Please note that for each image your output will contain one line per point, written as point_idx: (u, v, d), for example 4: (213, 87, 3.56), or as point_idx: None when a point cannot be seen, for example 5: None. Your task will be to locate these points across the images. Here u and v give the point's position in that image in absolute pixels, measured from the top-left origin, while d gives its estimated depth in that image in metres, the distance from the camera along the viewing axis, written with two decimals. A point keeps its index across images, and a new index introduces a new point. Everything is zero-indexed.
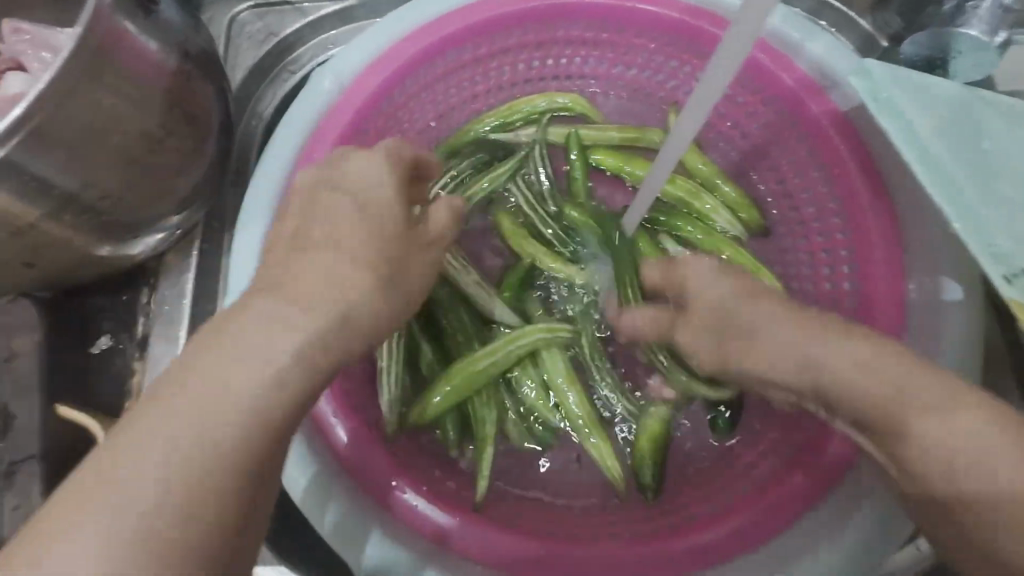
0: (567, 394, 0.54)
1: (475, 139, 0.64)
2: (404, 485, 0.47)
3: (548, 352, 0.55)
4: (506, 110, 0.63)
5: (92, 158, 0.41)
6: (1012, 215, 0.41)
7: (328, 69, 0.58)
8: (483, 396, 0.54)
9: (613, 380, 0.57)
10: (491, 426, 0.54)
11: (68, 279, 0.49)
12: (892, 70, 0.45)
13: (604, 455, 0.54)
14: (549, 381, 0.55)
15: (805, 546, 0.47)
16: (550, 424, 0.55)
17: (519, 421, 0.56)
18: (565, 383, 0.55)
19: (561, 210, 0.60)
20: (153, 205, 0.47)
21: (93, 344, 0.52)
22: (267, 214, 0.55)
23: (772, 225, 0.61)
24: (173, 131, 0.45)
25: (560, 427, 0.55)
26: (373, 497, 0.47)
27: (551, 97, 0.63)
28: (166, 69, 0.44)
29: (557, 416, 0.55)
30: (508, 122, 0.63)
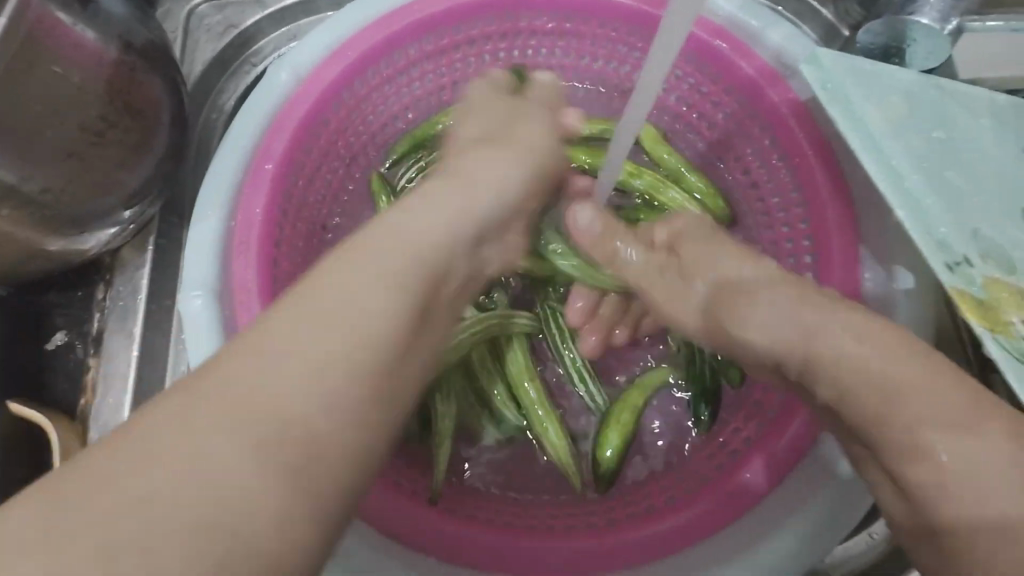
0: (526, 388, 0.54)
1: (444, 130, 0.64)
2: None
3: (509, 345, 0.55)
4: (472, 102, 0.63)
5: (29, 149, 0.41)
6: (957, 203, 0.41)
7: (285, 61, 0.58)
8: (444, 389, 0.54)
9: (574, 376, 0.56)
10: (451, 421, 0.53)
11: (18, 274, 0.49)
12: (842, 59, 0.45)
13: (556, 452, 0.53)
14: (509, 373, 0.55)
15: (762, 534, 0.47)
16: (512, 419, 0.54)
17: (480, 416, 0.55)
18: (524, 377, 0.54)
19: None
20: (99, 198, 0.47)
21: (48, 341, 0.52)
22: (222, 207, 0.54)
23: (739, 215, 0.60)
24: (116, 123, 0.45)
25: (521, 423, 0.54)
26: None
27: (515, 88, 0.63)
28: (106, 60, 0.44)
29: (518, 413, 0.54)
30: None
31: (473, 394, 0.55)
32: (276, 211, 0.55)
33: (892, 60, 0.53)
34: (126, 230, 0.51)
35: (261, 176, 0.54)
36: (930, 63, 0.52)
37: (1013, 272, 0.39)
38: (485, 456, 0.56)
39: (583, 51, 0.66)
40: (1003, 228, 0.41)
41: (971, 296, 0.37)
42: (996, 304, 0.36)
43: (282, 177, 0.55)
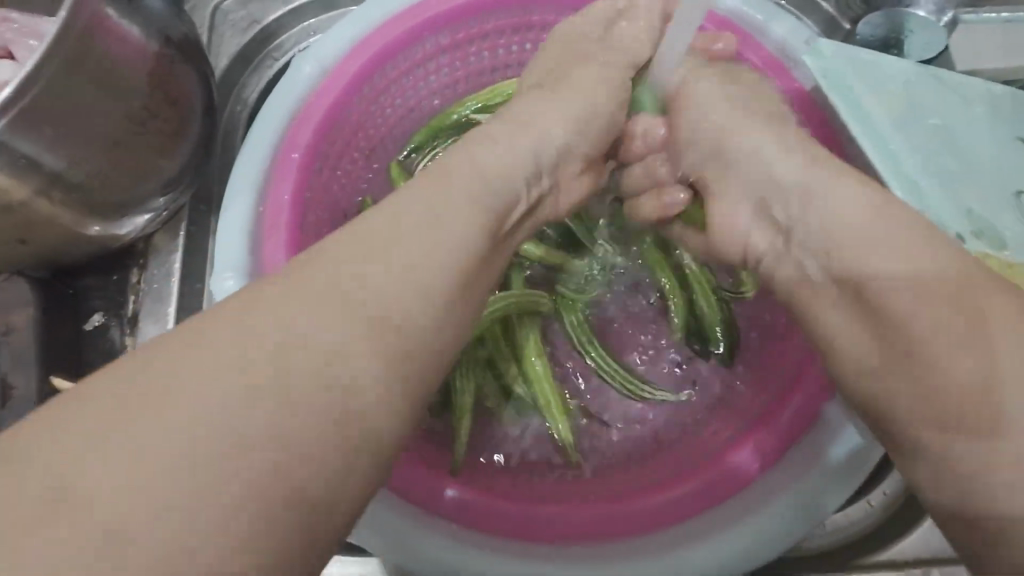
0: (535, 367, 0.57)
1: (455, 122, 0.66)
2: (439, 484, 0.50)
3: (523, 327, 0.58)
4: (486, 92, 0.66)
5: (79, 138, 0.44)
6: (952, 185, 0.44)
7: (308, 54, 0.60)
8: (461, 367, 0.57)
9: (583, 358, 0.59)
10: (469, 397, 0.56)
11: (60, 257, 0.51)
12: (843, 50, 0.47)
13: (559, 431, 0.56)
14: (522, 353, 0.58)
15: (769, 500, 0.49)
16: (524, 398, 0.57)
17: (494, 394, 0.58)
18: (535, 356, 0.57)
19: None
20: (137, 186, 0.49)
21: (87, 321, 0.55)
22: (250, 194, 0.57)
23: None
24: (156, 113, 0.48)
25: (533, 401, 0.57)
26: (406, 500, 0.49)
27: None
28: (148, 54, 0.46)
29: (529, 392, 0.57)
30: (488, 103, 0.66)
31: (489, 372, 0.58)
32: (302, 198, 0.58)
33: (891, 50, 0.55)
34: (158, 216, 0.54)
35: (288, 165, 0.57)
36: (926, 54, 0.55)
37: (1003, 249, 0.41)
38: (502, 432, 0.58)
39: None
40: (993, 208, 0.44)
41: None
42: None
43: (308, 166, 0.58)
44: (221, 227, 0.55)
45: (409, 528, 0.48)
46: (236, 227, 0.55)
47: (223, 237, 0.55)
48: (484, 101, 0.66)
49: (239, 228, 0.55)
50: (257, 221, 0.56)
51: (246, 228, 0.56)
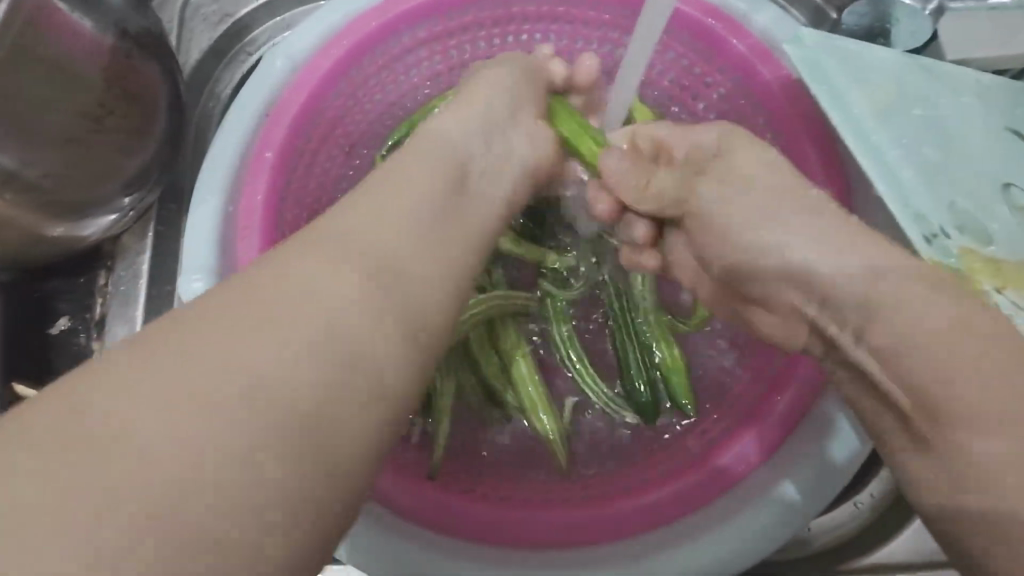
0: (520, 369, 0.55)
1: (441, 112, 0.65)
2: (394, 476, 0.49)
3: (506, 331, 0.56)
4: None
5: (31, 136, 0.42)
6: (937, 177, 0.42)
7: (280, 50, 0.59)
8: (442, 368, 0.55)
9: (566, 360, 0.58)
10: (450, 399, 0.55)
11: (22, 260, 0.50)
12: (824, 39, 0.46)
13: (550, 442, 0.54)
14: (504, 352, 0.56)
15: (750, 500, 0.48)
16: (506, 398, 0.56)
17: (475, 395, 0.56)
18: (518, 355, 0.56)
19: None
20: (97, 185, 0.48)
21: (53, 325, 0.53)
22: (221, 191, 0.55)
23: None
24: (114, 109, 0.47)
25: (514, 403, 0.56)
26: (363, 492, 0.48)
27: None
28: (103, 48, 0.45)
29: (511, 393, 0.56)
30: None
31: (471, 371, 0.56)
32: (276, 197, 0.56)
33: (876, 39, 0.54)
34: (125, 216, 0.53)
35: (261, 163, 0.56)
36: (911, 42, 0.54)
37: (989, 244, 0.40)
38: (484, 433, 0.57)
39: (578, 34, 0.67)
40: (980, 203, 0.42)
41: (947, 266, 0.37)
42: (971, 275, 0.37)
43: (281, 164, 0.56)
44: (191, 226, 0.54)
45: (377, 531, 0.47)
46: (208, 227, 0.54)
47: (192, 235, 0.54)
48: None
49: (210, 228, 0.54)
50: (229, 221, 0.55)
51: (217, 229, 0.54)
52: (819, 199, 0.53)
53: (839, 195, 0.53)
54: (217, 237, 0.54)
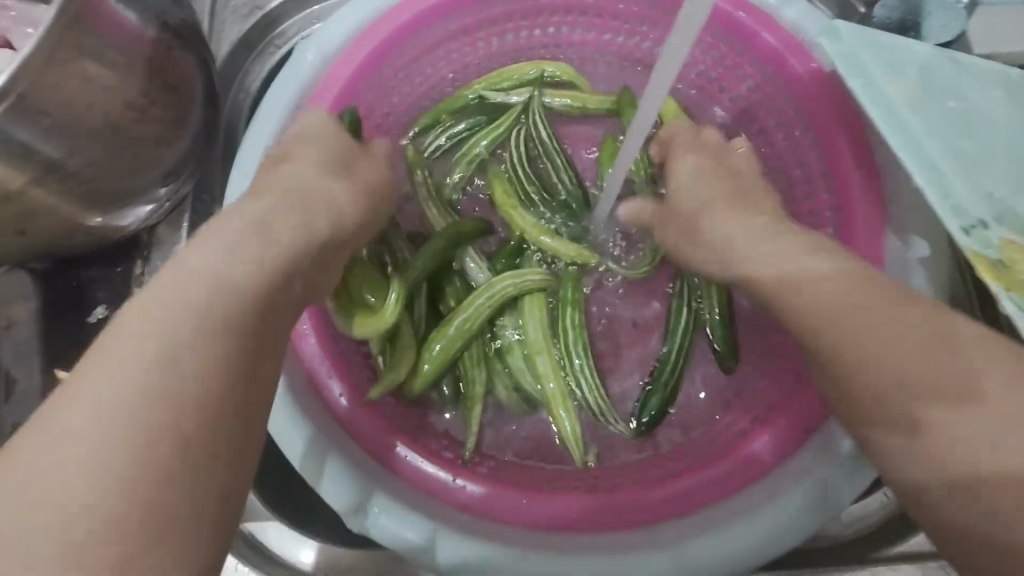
0: (538, 364, 0.56)
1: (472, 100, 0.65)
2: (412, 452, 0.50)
3: (531, 324, 0.57)
4: (495, 75, 0.64)
5: (79, 125, 0.43)
6: (973, 171, 0.42)
7: (311, 43, 0.59)
8: (472, 357, 0.56)
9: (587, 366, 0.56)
10: (480, 387, 0.56)
11: (61, 249, 0.51)
12: (859, 31, 0.46)
13: (570, 443, 0.54)
14: (526, 344, 0.57)
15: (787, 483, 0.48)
16: (533, 392, 0.56)
17: (504, 388, 0.57)
18: (538, 349, 0.56)
19: (561, 180, 0.62)
20: (137, 176, 0.49)
21: (90, 314, 0.54)
22: (255, 184, 0.55)
23: None
24: (155, 100, 0.47)
25: (539, 398, 0.56)
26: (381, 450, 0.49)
27: (540, 63, 0.64)
28: (145, 39, 0.46)
29: (535, 387, 0.56)
30: (497, 85, 0.64)
31: (499, 361, 0.57)
32: None
33: (908, 32, 0.54)
34: (160, 207, 0.54)
35: None
36: (942, 36, 0.53)
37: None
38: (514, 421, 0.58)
39: (606, 26, 0.67)
40: (1013, 194, 0.43)
41: (988, 258, 0.38)
42: (1011, 266, 0.38)
43: None
44: None
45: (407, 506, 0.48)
46: None
47: None
48: (493, 83, 0.64)
49: None
50: None
51: None
52: (850, 192, 0.54)
53: (872, 188, 0.53)
54: None
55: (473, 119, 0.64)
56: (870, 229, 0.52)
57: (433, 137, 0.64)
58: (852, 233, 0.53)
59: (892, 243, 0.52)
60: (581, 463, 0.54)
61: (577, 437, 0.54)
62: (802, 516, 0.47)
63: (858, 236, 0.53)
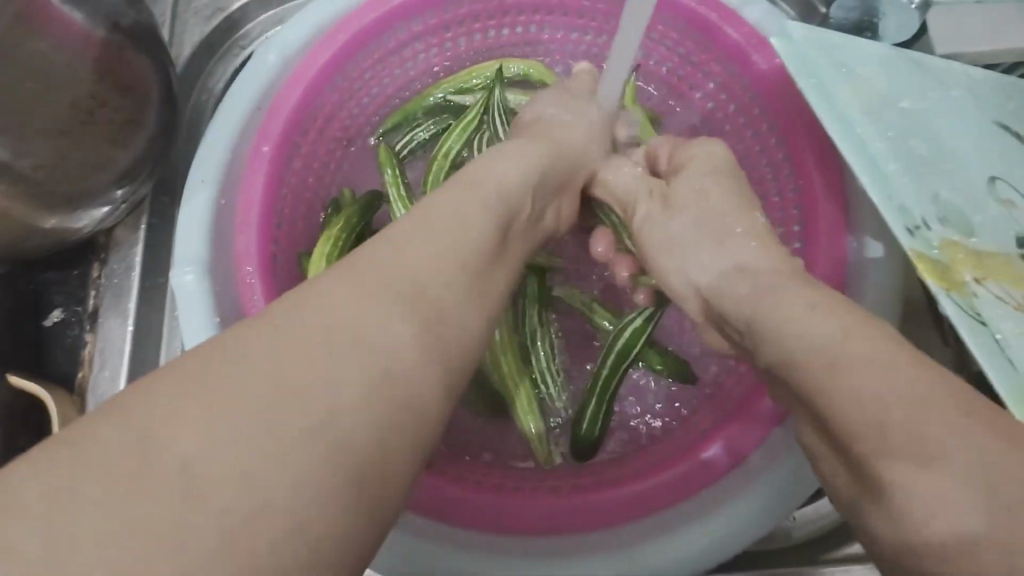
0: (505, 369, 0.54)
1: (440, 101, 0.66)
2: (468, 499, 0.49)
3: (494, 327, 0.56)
4: (463, 75, 0.65)
5: (23, 126, 0.43)
6: (923, 171, 0.43)
7: (273, 45, 0.59)
8: None
9: (550, 365, 0.56)
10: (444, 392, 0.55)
11: (15, 251, 0.50)
12: (812, 31, 0.46)
13: (537, 447, 0.54)
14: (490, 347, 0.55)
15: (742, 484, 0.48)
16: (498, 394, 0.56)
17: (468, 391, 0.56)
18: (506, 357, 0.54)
19: None
20: (91, 177, 0.49)
21: (46, 317, 0.54)
22: (215, 185, 0.55)
23: None
24: (106, 101, 0.47)
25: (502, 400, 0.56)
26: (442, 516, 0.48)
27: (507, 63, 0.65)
28: (95, 40, 0.45)
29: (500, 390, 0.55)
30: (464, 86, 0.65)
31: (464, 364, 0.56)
32: (274, 192, 0.57)
33: (866, 33, 0.55)
34: (118, 208, 0.53)
35: (258, 159, 0.56)
36: (900, 36, 0.54)
37: (972, 236, 0.40)
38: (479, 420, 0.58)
39: (575, 25, 0.67)
40: (962, 194, 0.43)
41: (930, 258, 0.38)
42: (952, 266, 0.38)
43: (278, 160, 0.57)
44: (182, 222, 0.54)
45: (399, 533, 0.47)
46: (197, 220, 0.54)
47: (183, 228, 0.54)
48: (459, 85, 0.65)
49: (196, 225, 0.54)
50: (219, 217, 0.55)
51: (205, 225, 0.54)
52: (813, 193, 0.53)
53: (833, 188, 0.53)
54: (207, 230, 0.54)
55: (439, 121, 0.66)
56: (830, 229, 0.52)
57: (400, 137, 0.66)
58: (813, 234, 0.53)
59: (853, 244, 0.51)
60: (545, 461, 0.54)
61: (542, 440, 0.54)
62: (756, 517, 0.47)
63: (819, 235, 0.52)
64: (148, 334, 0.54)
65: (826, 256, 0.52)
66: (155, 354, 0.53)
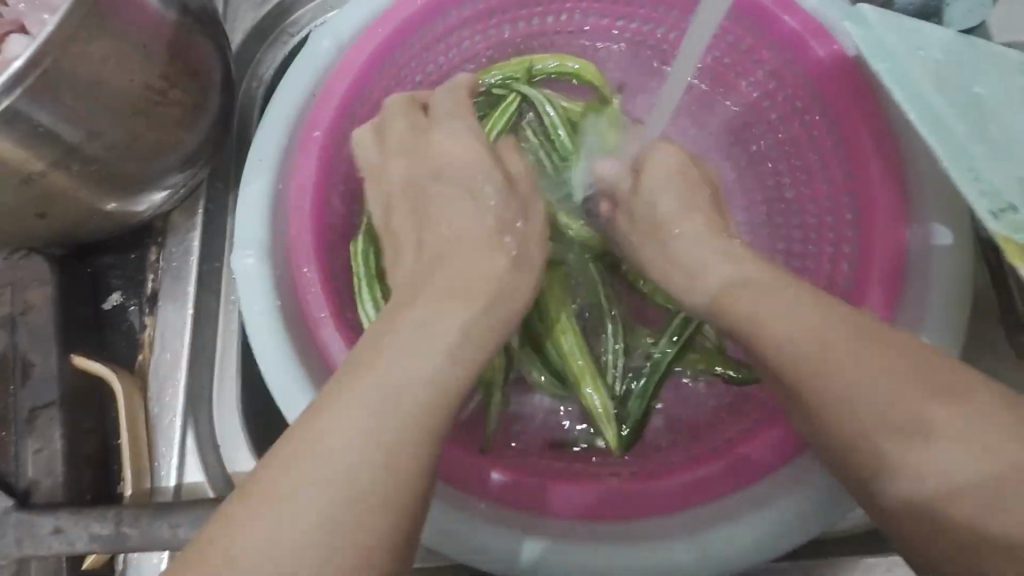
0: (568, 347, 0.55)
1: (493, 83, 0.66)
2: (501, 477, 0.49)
3: (558, 308, 0.56)
4: (523, 57, 0.65)
5: (99, 106, 0.43)
6: (1001, 155, 0.42)
7: (325, 31, 0.59)
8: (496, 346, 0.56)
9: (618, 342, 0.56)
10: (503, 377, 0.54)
11: (77, 234, 0.51)
12: (886, 14, 0.45)
13: (604, 426, 0.53)
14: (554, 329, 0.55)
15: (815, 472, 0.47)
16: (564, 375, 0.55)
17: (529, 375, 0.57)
18: (568, 333, 0.55)
19: None
20: (157, 159, 0.49)
21: (105, 300, 0.54)
22: (272, 169, 0.55)
23: (777, 174, 0.61)
24: (175, 83, 0.47)
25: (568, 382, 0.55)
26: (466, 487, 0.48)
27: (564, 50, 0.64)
28: (166, 22, 0.45)
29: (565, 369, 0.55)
30: (521, 69, 0.65)
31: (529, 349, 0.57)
32: (327, 178, 0.57)
33: (930, 19, 0.53)
34: (176, 192, 0.53)
35: (312, 144, 0.56)
36: (967, 22, 0.53)
37: None
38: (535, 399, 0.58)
39: (620, 13, 0.67)
40: None
41: (1018, 242, 0.37)
42: None
43: (330, 146, 0.57)
44: (243, 205, 0.54)
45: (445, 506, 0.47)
46: (256, 201, 0.54)
47: (243, 211, 0.54)
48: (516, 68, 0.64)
49: (256, 208, 0.54)
50: (279, 200, 0.55)
51: (265, 208, 0.54)
52: (869, 179, 0.53)
53: (892, 175, 0.52)
54: (267, 213, 0.54)
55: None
56: (888, 215, 0.52)
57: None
58: (871, 220, 0.53)
59: (915, 231, 0.51)
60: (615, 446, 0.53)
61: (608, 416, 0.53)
62: (828, 506, 0.46)
63: (879, 222, 0.52)
64: (206, 319, 0.54)
65: (882, 243, 0.52)
66: (212, 338, 0.53)
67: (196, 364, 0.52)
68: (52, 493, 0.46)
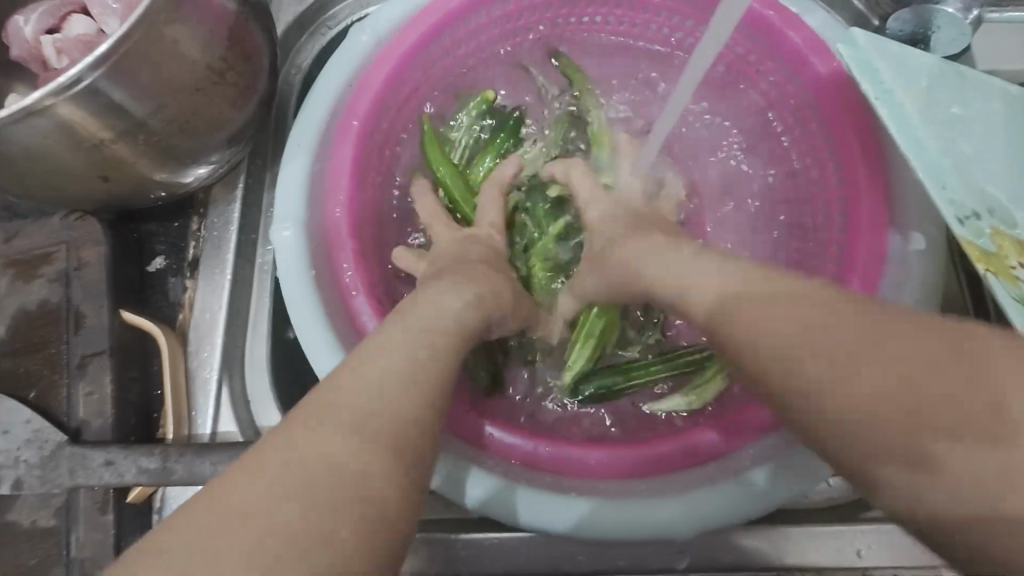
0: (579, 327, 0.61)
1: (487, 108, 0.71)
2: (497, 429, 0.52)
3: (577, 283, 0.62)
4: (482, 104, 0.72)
5: (166, 83, 0.47)
6: (970, 172, 0.48)
7: (366, 25, 0.64)
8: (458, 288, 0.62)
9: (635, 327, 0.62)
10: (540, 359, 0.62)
11: (129, 200, 0.55)
12: (877, 40, 0.52)
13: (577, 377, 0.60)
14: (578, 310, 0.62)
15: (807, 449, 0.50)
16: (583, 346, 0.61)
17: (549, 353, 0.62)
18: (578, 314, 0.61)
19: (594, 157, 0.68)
20: (211, 134, 0.53)
21: (149, 263, 0.59)
22: (311, 151, 0.60)
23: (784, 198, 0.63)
24: (233, 66, 0.52)
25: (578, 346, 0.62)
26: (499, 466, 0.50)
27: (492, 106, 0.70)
28: (229, 14, 0.50)
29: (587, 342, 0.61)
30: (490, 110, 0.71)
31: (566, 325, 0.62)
32: (359, 163, 0.61)
33: (917, 45, 0.58)
34: (220, 167, 0.58)
35: (349, 131, 0.60)
36: (950, 49, 0.58)
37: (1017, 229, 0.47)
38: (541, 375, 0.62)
39: (638, 19, 0.70)
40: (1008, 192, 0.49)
41: (980, 247, 0.44)
42: (1000, 255, 0.44)
43: (364, 133, 0.61)
44: (283, 184, 0.59)
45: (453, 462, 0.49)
46: (293, 178, 0.59)
47: (284, 189, 0.59)
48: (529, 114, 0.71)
49: (296, 187, 0.59)
50: (316, 177, 0.59)
51: (303, 188, 0.59)
52: (857, 185, 0.55)
53: (878, 186, 0.54)
54: (303, 189, 0.59)
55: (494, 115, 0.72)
56: (872, 224, 0.54)
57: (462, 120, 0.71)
58: (856, 222, 0.54)
59: (896, 239, 0.53)
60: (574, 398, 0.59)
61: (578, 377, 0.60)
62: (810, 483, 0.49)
63: (861, 234, 0.54)
64: (243, 284, 0.58)
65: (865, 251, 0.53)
66: (247, 304, 0.58)
67: (232, 326, 0.56)
68: (100, 434, 0.50)
